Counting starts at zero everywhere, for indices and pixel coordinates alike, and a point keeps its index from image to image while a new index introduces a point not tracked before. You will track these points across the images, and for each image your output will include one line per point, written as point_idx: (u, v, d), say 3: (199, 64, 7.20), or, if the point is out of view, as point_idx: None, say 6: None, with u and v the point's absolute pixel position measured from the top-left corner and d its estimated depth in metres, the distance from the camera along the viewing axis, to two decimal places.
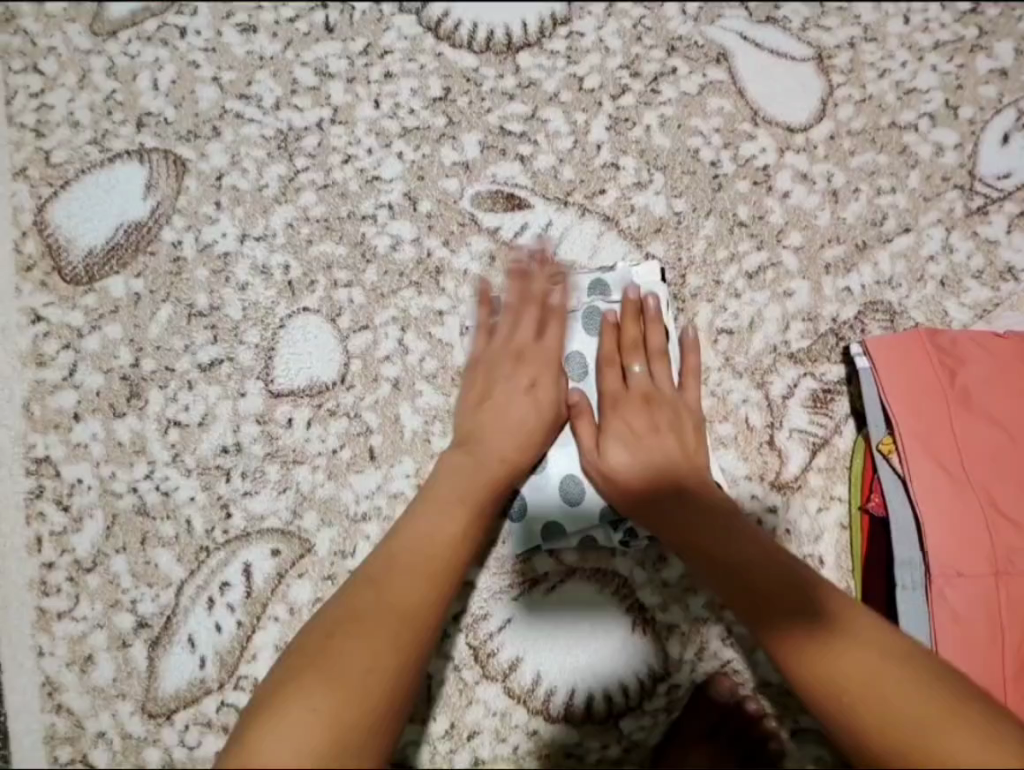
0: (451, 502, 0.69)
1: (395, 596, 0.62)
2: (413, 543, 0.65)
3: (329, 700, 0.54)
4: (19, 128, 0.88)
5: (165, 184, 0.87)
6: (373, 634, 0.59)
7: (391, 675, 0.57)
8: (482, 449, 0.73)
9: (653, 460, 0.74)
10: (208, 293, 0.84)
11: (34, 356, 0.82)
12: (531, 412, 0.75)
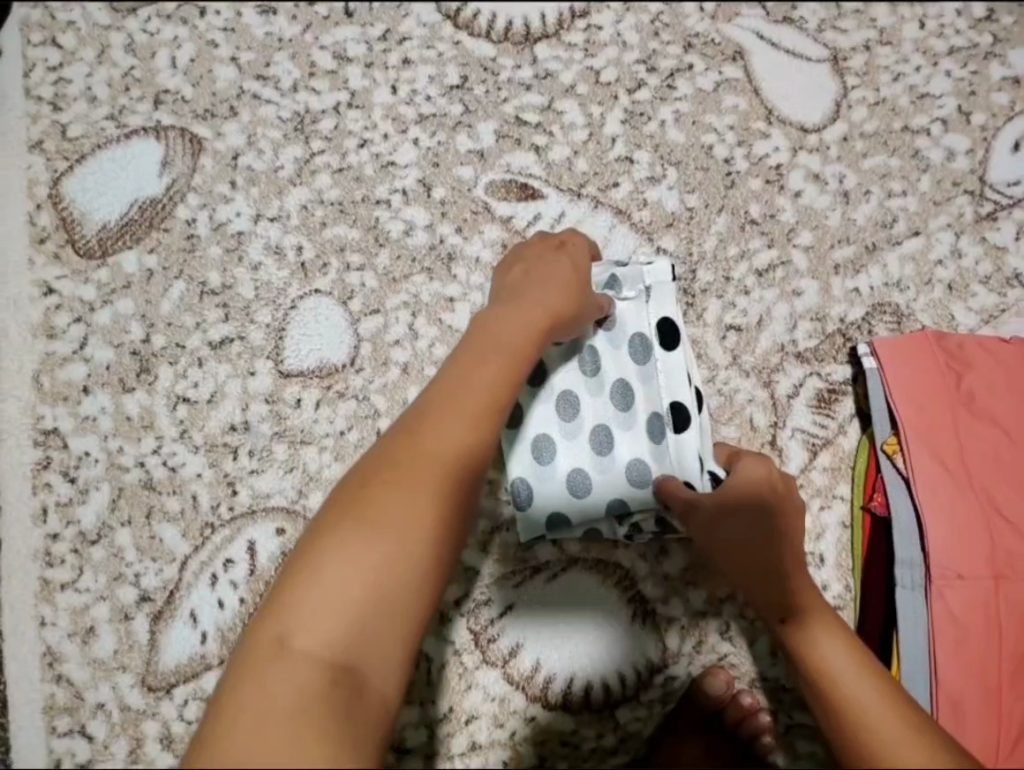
0: (492, 350, 0.60)
1: (421, 467, 0.53)
2: (447, 400, 0.56)
3: (341, 605, 0.49)
4: (36, 101, 0.88)
5: (181, 162, 0.87)
6: (387, 523, 0.51)
7: (417, 563, 0.51)
8: (530, 303, 0.64)
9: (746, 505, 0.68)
10: (221, 271, 0.85)
11: (45, 329, 0.82)
12: (583, 283, 0.69)
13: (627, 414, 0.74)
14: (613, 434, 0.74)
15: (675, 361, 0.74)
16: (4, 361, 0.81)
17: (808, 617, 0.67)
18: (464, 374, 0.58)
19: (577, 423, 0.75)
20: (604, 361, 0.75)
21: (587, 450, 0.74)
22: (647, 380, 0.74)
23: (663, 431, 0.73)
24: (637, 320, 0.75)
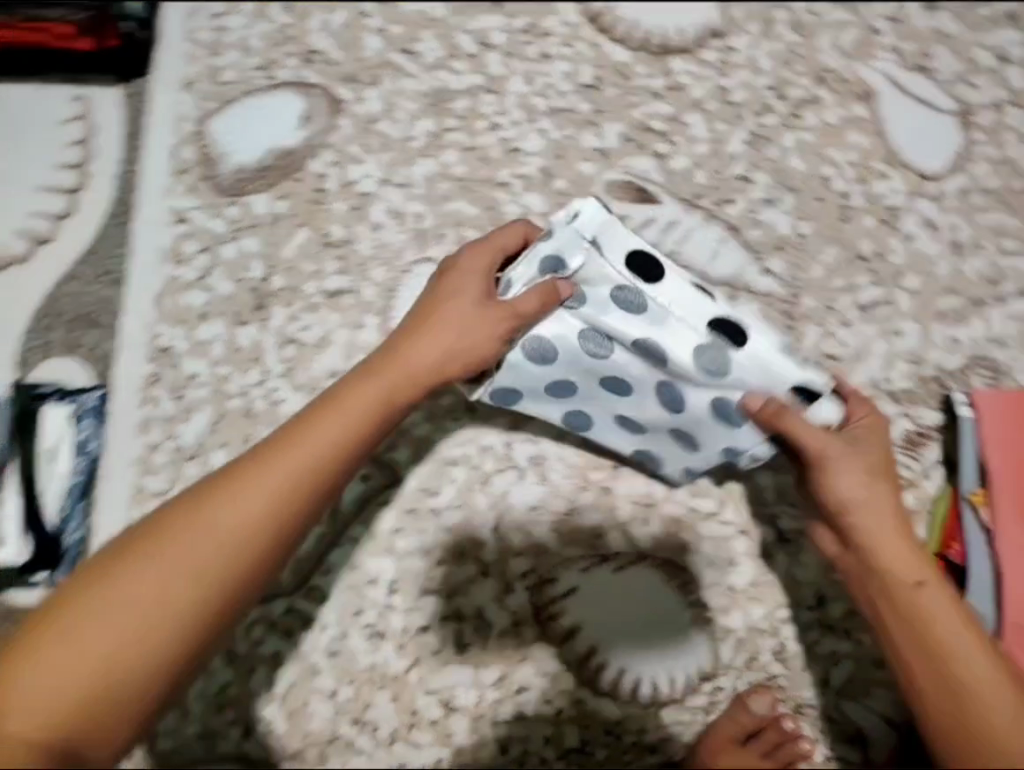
0: (342, 414, 0.61)
1: (208, 522, 0.56)
2: (282, 462, 0.58)
3: (107, 660, 0.52)
4: (194, 42, 0.93)
5: (321, 120, 0.90)
6: (179, 585, 0.55)
7: (173, 614, 0.54)
8: (410, 367, 0.64)
9: (876, 468, 0.67)
10: (344, 225, 0.88)
11: (174, 254, 0.87)
12: (481, 317, 0.64)
13: (671, 367, 0.66)
14: (679, 391, 0.68)
15: (671, 288, 0.64)
16: (133, 277, 0.87)
17: (929, 573, 0.66)
18: (296, 438, 0.60)
19: (638, 391, 0.70)
20: (615, 341, 0.66)
21: (665, 410, 0.71)
22: (662, 319, 0.64)
23: (724, 360, 0.65)
24: (603, 271, 0.63)
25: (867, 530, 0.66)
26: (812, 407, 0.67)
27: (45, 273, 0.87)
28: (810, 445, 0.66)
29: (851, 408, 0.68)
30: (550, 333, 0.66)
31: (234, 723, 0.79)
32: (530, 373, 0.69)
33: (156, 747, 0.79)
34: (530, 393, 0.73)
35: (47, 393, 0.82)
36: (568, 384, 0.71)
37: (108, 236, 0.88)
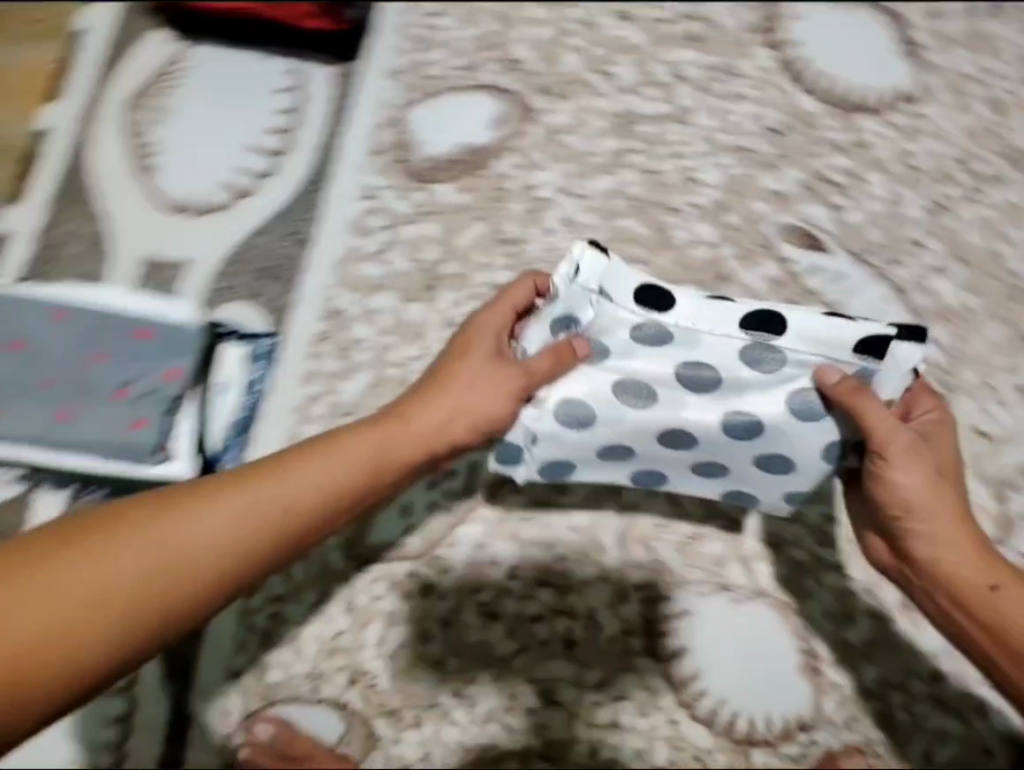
0: (361, 454, 0.62)
1: (218, 517, 0.55)
2: (299, 484, 0.58)
3: (71, 609, 0.49)
4: (405, 37, 0.96)
5: (512, 124, 0.94)
6: (156, 559, 0.52)
7: (150, 601, 0.52)
8: (425, 422, 0.65)
9: (943, 469, 0.64)
10: (519, 224, 0.92)
11: (359, 227, 0.94)
12: (497, 378, 0.65)
13: (722, 388, 0.63)
14: (759, 418, 0.64)
15: (689, 307, 0.59)
16: (319, 240, 0.94)
17: (1000, 573, 0.62)
18: (315, 463, 0.60)
19: (706, 437, 0.67)
20: (653, 390, 0.64)
21: (744, 443, 0.67)
22: (691, 342, 0.60)
23: (773, 350, 0.60)
24: (613, 315, 0.60)
25: (932, 529, 0.64)
26: (882, 367, 0.61)
27: (241, 223, 0.94)
28: (874, 429, 0.62)
29: (915, 402, 0.66)
30: (581, 393, 0.65)
31: (340, 670, 0.86)
32: (580, 437, 0.68)
33: (266, 677, 0.86)
34: (584, 462, 0.72)
35: (228, 332, 0.85)
36: (624, 446, 0.69)
37: (302, 199, 0.95)
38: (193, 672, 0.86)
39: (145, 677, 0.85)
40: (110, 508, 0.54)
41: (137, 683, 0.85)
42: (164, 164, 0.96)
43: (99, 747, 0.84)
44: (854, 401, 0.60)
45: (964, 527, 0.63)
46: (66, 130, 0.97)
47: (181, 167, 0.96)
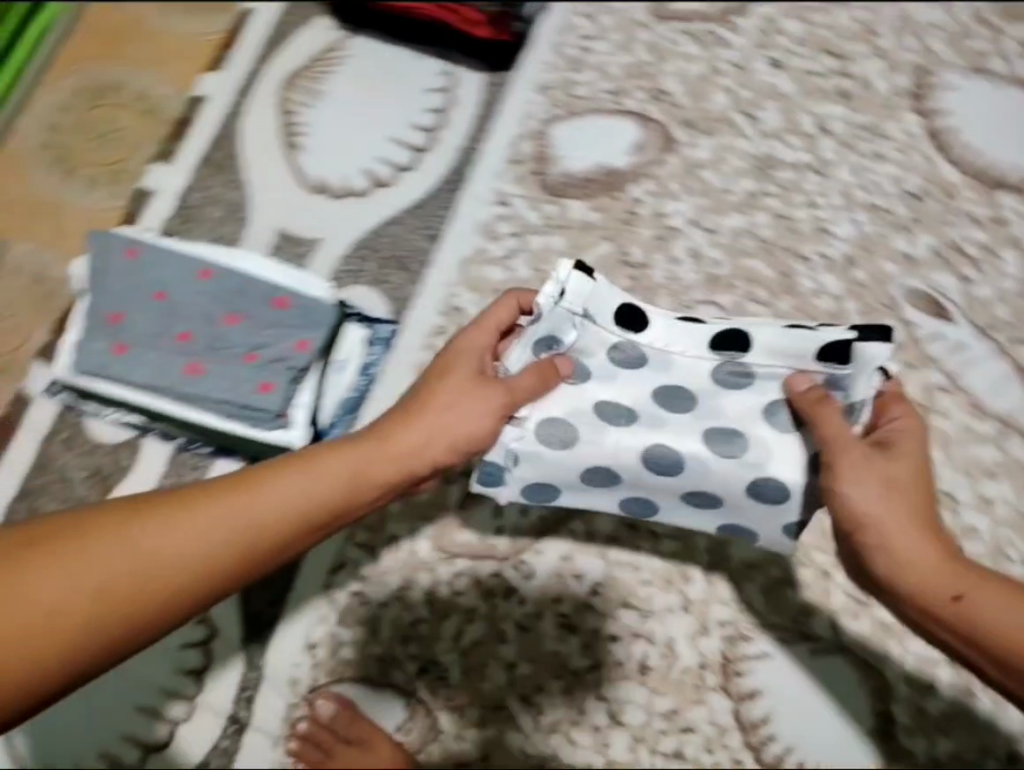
0: (335, 477, 0.59)
1: (177, 539, 0.54)
2: (267, 506, 0.56)
3: (20, 625, 0.49)
4: (558, 54, 0.99)
5: (652, 152, 0.96)
6: (126, 575, 0.52)
7: (109, 619, 0.52)
8: (406, 445, 0.62)
9: (898, 480, 0.62)
10: (646, 250, 0.94)
11: (488, 230, 0.96)
12: (479, 397, 0.63)
13: (699, 405, 0.66)
14: (738, 428, 0.66)
15: (660, 329, 0.64)
16: (448, 238, 0.96)
17: (966, 581, 0.59)
18: (288, 485, 0.57)
19: (693, 463, 0.67)
20: (634, 411, 0.67)
21: (731, 467, 0.67)
22: (666, 363, 0.65)
23: (745, 369, 0.64)
24: (596, 331, 0.64)
25: (893, 539, 0.61)
26: (849, 369, 0.63)
27: (376, 212, 0.97)
28: (828, 443, 0.62)
29: (885, 414, 0.66)
30: (561, 410, 0.66)
31: (411, 659, 0.87)
32: (562, 460, 0.68)
33: (339, 654, 0.87)
34: (569, 486, 0.71)
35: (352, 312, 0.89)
36: (606, 470, 0.68)
37: (437, 196, 0.97)
38: (271, 637, 0.87)
39: (224, 634, 0.87)
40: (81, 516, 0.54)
41: (216, 639, 0.86)
42: (308, 144, 0.99)
43: (171, 697, 0.85)
44: (816, 410, 0.62)
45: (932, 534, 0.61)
46: (222, 99, 1.01)
47: (323, 149, 0.99)
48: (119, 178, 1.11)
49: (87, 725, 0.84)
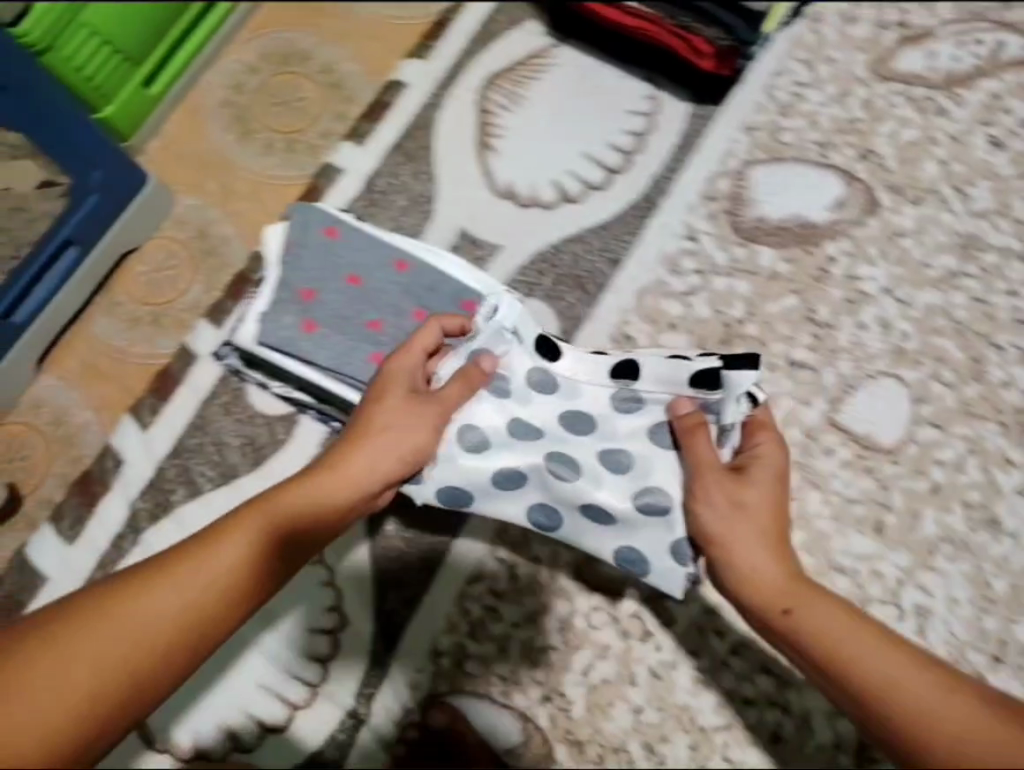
0: (289, 511, 0.64)
1: (167, 593, 0.58)
2: (233, 546, 0.61)
3: (50, 703, 0.52)
4: (770, 97, 0.97)
5: (853, 211, 0.94)
6: (129, 635, 0.55)
7: (124, 674, 0.54)
8: (356, 469, 0.67)
9: (747, 502, 0.67)
10: (832, 310, 0.92)
11: (671, 263, 0.94)
12: (401, 405, 0.70)
13: (599, 429, 0.72)
14: (625, 450, 0.72)
15: (572, 360, 0.72)
16: (629, 264, 0.94)
17: (799, 595, 0.63)
18: (248, 526, 0.62)
19: (586, 469, 0.73)
20: (543, 429, 0.73)
21: (621, 485, 0.72)
22: (574, 391, 0.73)
23: (635, 394, 0.71)
24: (517, 352, 0.72)
25: (763, 576, 0.64)
26: (719, 397, 0.68)
27: (559, 225, 0.96)
28: (695, 468, 0.68)
29: (761, 449, 0.70)
30: (482, 421, 0.73)
31: (536, 684, 0.85)
32: (478, 463, 0.73)
33: (464, 666, 0.86)
34: (484, 492, 0.75)
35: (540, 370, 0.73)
36: (513, 474, 0.74)
37: (622, 219, 0.95)
38: (401, 635, 0.86)
39: (354, 625, 0.86)
40: (67, 607, 0.57)
41: (345, 628, 0.86)
42: (498, 148, 0.98)
43: (294, 678, 0.85)
44: (694, 434, 0.68)
45: (765, 546, 0.65)
46: (420, 88, 1.00)
47: (512, 154, 0.98)
48: (294, 148, 1.09)
49: (220, 687, 0.85)
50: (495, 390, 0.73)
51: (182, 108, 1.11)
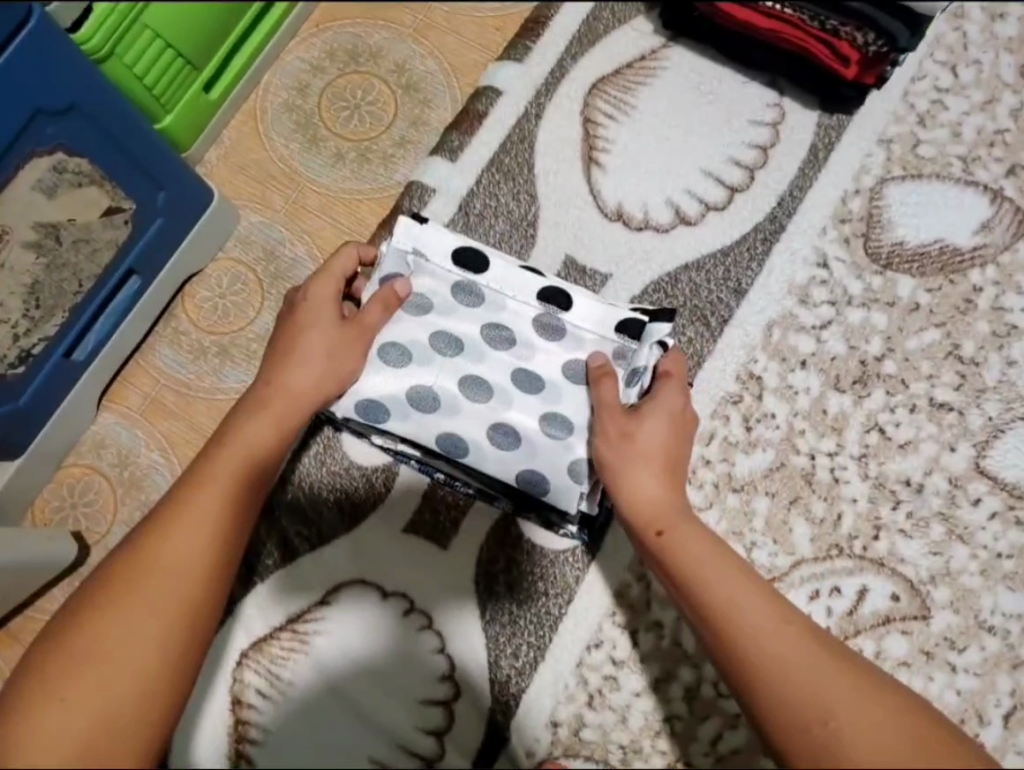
0: (264, 426, 0.64)
1: (191, 532, 0.57)
2: (226, 466, 0.61)
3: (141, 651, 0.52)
4: (907, 106, 0.89)
5: (1001, 234, 0.86)
6: (178, 575, 0.56)
7: (189, 603, 0.55)
8: (304, 372, 0.67)
9: (653, 447, 0.66)
10: (978, 345, 0.84)
11: (801, 293, 0.86)
12: (318, 326, 0.69)
13: (517, 345, 0.72)
14: (533, 370, 0.73)
15: (498, 273, 0.72)
16: (753, 293, 0.86)
17: (672, 520, 0.63)
18: (229, 450, 0.62)
19: (498, 390, 0.73)
20: (462, 343, 0.73)
21: (531, 404, 0.73)
22: (499, 305, 0.73)
23: (558, 322, 0.72)
24: (431, 272, 0.73)
25: (651, 507, 0.65)
26: (632, 344, 0.72)
27: (677, 251, 0.87)
28: (597, 407, 0.69)
29: (664, 389, 0.69)
30: (403, 336, 0.72)
31: (659, 754, 0.79)
32: (392, 379, 0.72)
33: (581, 733, 0.80)
34: (397, 405, 0.73)
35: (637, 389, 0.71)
36: (431, 393, 0.73)
37: (745, 244, 0.87)
38: (518, 706, 0.80)
39: (469, 695, 0.80)
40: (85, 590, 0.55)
41: (459, 699, 0.80)
42: (605, 163, 0.89)
43: (406, 752, 0.79)
44: (602, 378, 0.70)
45: (663, 482, 0.66)
46: (516, 95, 0.91)
47: (620, 169, 0.89)
48: (367, 158, 0.99)
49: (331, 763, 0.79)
50: (414, 309, 0.73)
51: (243, 112, 1.01)
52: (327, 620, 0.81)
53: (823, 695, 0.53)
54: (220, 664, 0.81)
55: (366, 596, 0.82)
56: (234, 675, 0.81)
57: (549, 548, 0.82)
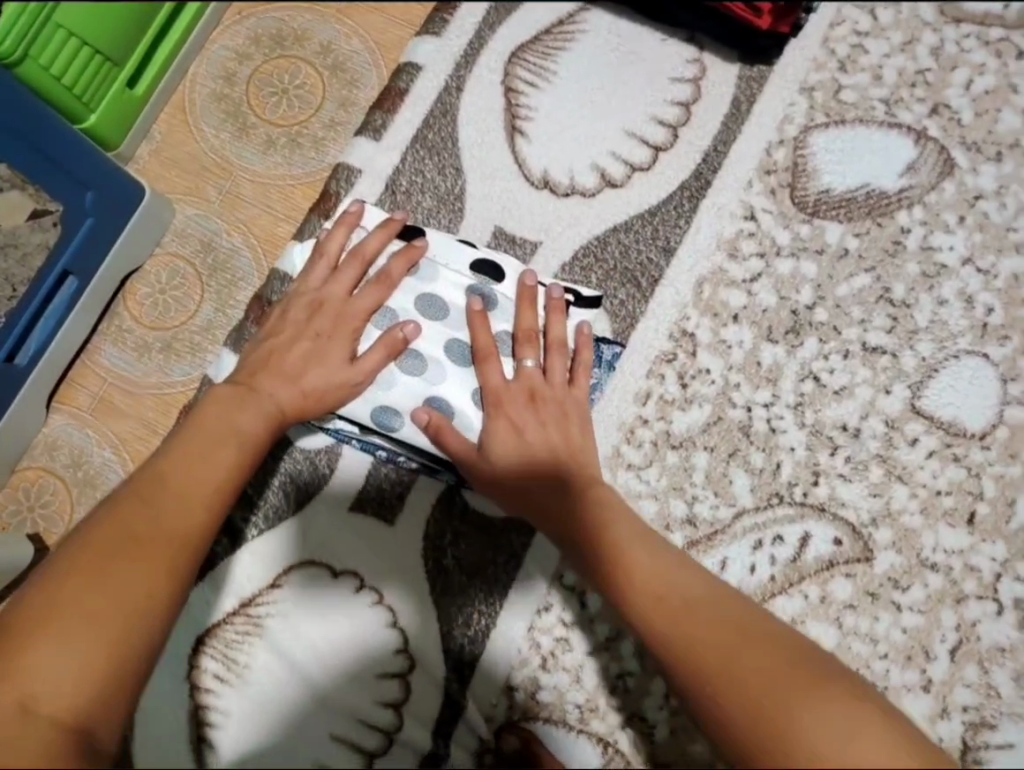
0: (250, 406, 0.70)
1: (173, 485, 0.62)
2: (217, 432, 0.67)
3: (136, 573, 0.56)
4: (828, 52, 0.89)
5: (926, 175, 0.86)
6: (168, 519, 0.60)
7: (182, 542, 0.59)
8: (286, 375, 0.74)
9: (512, 433, 0.75)
10: (908, 287, 0.85)
11: (730, 246, 0.86)
12: (320, 357, 0.75)
13: (451, 314, 0.79)
14: (465, 341, 0.79)
15: (438, 248, 0.80)
16: (683, 251, 0.86)
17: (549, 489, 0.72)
18: (219, 424, 0.68)
19: (431, 364, 0.78)
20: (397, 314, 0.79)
21: (461, 373, 0.78)
22: (435, 276, 0.79)
23: (491, 294, 0.80)
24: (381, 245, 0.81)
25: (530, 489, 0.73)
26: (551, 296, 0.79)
27: (605, 214, 0.87)
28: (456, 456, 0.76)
29: (495, 378, 0.76)
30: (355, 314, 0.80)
31: (614, 710, 0.80)
32: None
33: (536, 696, 0.81)
34: None
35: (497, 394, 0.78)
36: None
37: (672, 203, 0.87)
38: (472, 674, 0.81)
39: (425, 665, 0.81)
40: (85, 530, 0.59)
41: (415, 670, 0.81)
42: (528, 132, 0.89)
43: (367, 727, 0.81)
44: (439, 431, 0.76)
45: (529, 464, 0.74)
46: (436, 69, 0.91)
47: (543, 137, 0.89)
48: (298, 142, 0.99)
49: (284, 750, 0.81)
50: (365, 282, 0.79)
51: (172, 105, 1.01)
52: (278, 603, 0.83)
53: (702, 622, 0.58)
54: (178, 653, 0.83)
55: (316, 576, 0.83)
56: (192, 661, 0.82)
57: (496, 517, 0.83)
